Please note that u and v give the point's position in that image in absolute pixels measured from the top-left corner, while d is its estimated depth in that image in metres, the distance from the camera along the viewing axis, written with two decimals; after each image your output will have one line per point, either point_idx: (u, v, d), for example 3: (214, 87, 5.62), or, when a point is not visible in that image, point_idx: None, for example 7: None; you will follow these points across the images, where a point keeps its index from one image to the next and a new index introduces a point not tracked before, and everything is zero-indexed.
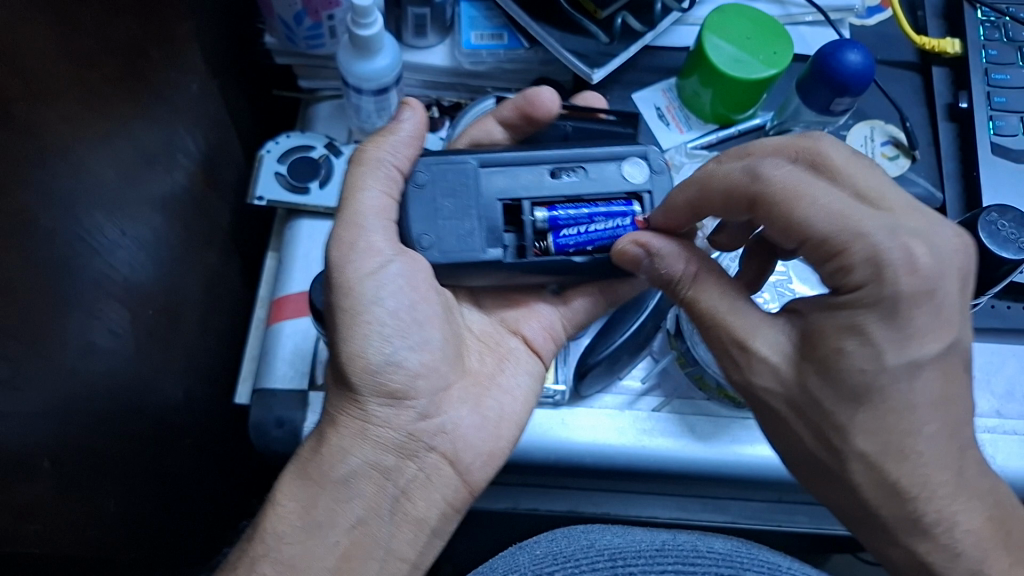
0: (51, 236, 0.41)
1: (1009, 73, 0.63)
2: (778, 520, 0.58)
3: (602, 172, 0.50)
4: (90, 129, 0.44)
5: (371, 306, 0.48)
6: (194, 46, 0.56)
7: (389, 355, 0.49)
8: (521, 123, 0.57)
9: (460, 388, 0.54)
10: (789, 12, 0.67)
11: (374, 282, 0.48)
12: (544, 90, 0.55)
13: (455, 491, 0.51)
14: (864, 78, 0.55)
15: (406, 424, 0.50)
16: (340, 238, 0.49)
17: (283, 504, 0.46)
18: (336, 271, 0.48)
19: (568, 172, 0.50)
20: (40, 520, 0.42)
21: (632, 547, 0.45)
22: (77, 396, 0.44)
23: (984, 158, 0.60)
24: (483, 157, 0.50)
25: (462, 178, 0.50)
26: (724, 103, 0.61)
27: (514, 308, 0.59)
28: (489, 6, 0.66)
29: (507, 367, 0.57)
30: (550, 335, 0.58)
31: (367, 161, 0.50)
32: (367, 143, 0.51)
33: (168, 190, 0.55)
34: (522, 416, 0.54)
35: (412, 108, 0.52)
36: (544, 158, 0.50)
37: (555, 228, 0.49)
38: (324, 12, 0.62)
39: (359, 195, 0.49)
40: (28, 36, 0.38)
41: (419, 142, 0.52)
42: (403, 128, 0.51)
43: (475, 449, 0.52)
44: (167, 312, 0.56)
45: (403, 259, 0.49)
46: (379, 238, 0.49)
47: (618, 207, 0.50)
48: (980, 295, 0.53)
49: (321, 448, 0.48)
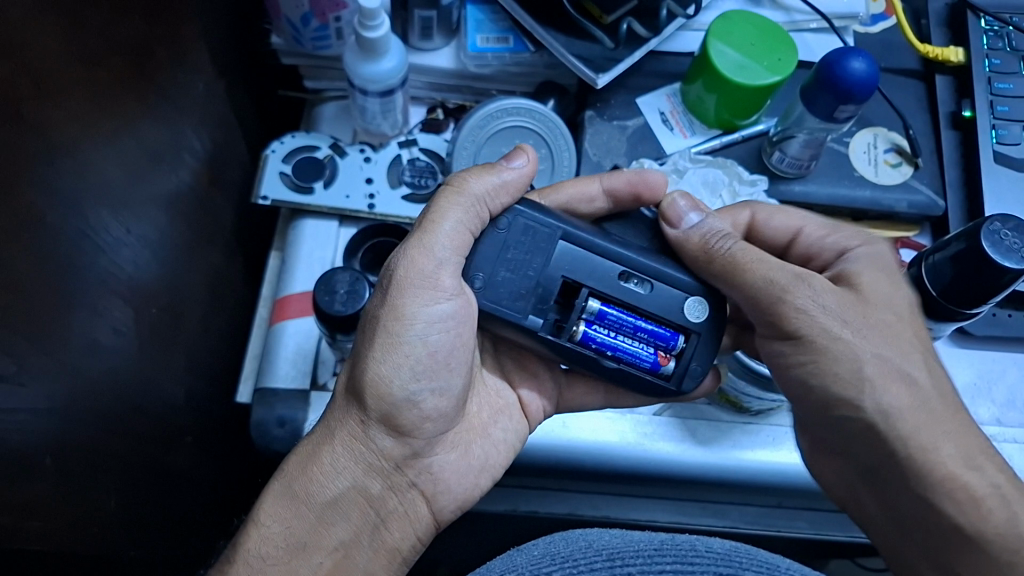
0: (56, 233, 0.41)
1: (1012, 82, 0.63)
2: (778, 525, 0.58)
3: (667, 295, 0.49)
4: (96, 128, 0.44)
5: (410, 338, 0.47)
6: (201, 47, 0.57)
7: (411, 393, 0.48)
8: (627, 201, 0.56)
9: (455, 433, 0.53)
10: (793, 19, 0.67)
11: (425, 317, 0.47)
12: (658, 175, 0.56)
13: (426, 527, 0.51)
14: (868, 86, 0.55)
15: (398, 457, 0.49)
16: (411, 257, 0.48)
17: (267, 525, 0.44)
18: (395, 290, 0.48)
19: (636, 281, 0.49)
20: (41, 517, 0.42)
21: (632, 547, 0.45)
22: (80, 394, 0.44)
23: (986, 167, 0.61)
24: (570, 230, 0.49)
25: (543, 241, 0.49)
26: (728, 108, 0.62)
27: (522, 372, 0.59)
28: (495, 9, 0.67)
29: (501, 420, 0.56)
30: (545, 404, 0.57)
31: (465, 194, 0.49)
32: (469, 172, 0.50)
33: (173, 189, 0.55)
34: (502, 469, 0.54)
35: (525, 157, 0.52)
36: (622, 256, 0.49)
37: (594, 319, 0.49)
38: (331, 14, 0.62)
39: (441, 221, 0.48)
40: (36, 34, 0.38)
41: (518, 191, 0.50)
42: (507, 173, 0.51)
43: (452, 494, 0.52)
44: (170, 312, 0.56)
45: (459, 302, 0.48)
46: (448, 272, 0.48)
47: (661, 333, 0.49)
48: (983, 305, 0.52)
49: (311, 465, 0.46)
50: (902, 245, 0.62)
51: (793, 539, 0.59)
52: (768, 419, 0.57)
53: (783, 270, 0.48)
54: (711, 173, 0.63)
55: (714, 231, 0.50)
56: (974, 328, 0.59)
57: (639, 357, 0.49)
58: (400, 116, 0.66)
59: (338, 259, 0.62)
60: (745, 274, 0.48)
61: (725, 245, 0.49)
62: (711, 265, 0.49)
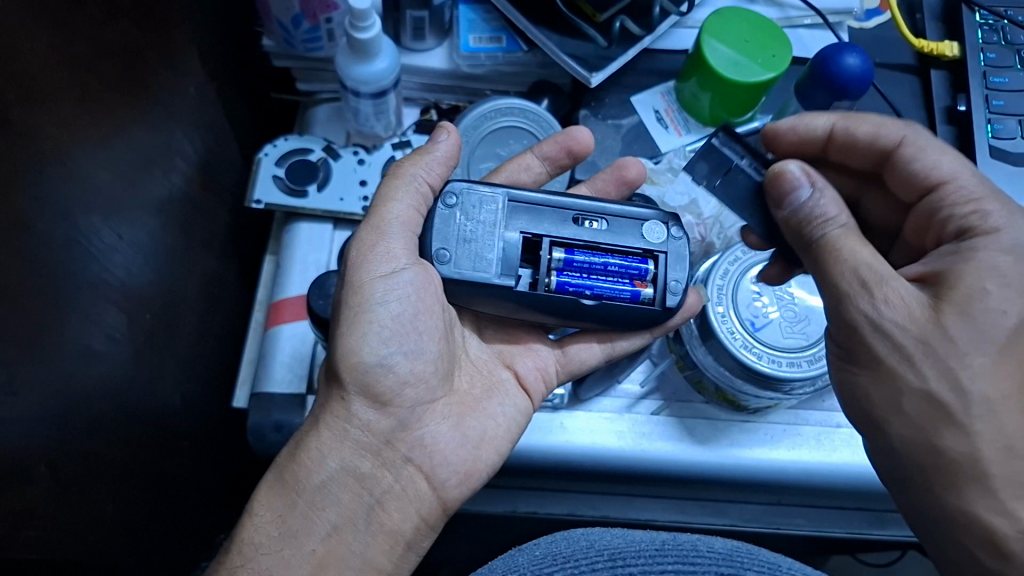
0: (48, 241, 0.41)
1: (1008, 76, 0.63)
2: (778, 523, 0.58)
3: (623, 228, 0.52)
4: (87, 133, 0.43)
5: (376, 307, 0.48)
6: (192, 50, 0.56)
7: (384, 357, 0.48)
8: (561, 160, 0.59)
9: (444, 404, 0.53)
10: (787, 15, 0.67)
11: (384, 284, 0.48)
12: (582, 131, 0.58)
13: (429, 506, 0.50)
14: (862, 82, 0.55)
15: (385, 430, 0.49)
16: (362, 238, 0.50)
17: (261, 514, 0.45)
18: (351, 270, 0.49)
19: (591, 221, 0.51)
20: (37, 525, 0.42)
21: (632, 547, 0.45)
22: (75, 401, 0.44)
23: (983, 162, 0.60)
24: (513, 193, 0.52)
25: (492, 207, 0.51)
26: (723, 106, 0.61)
27: (512, 343, 0.60)
28: (487, 8, 0.66)
29: (495, 396, 0.55)
30: (541, 375, 0.57)
31: (402, 175, 0.51)
32: (403, 159, 0.52)
33: (166, 193, 0.55)
34: (503, 444, 0.53)
35: (448, 130, 0.54)
36: (568, 204, 0.52)
37: (564, 266, 0.51)
38: (322, 15, 0.62)
39: (388, 204, 0.50)
40: (25, 40, 0.37)
41: (452, 163, 0.53)
42: (438, 149, 0.53)
43: (451, 467, 0.51)
44: (165, 317, 0.56)
45: (417, 268, 0.49)
46: (397, 245, 0.49)
47: (631, 262, 0.51)
48: None
49: (297, 453, 0.46)
50: None
51: (794, 537, 0.59)
52: (766, 417, 0.57)
53: (878, 263, 0.45)
54: None
55: (819, 214, 0.47)
56: None
57: (617, 290, 0.51)
58: (393, 117, 0.65)
59: (332, 262, 0.62)
60: (827, 266, 0.46)
61: (821, 231, 0.47)
62: (808, 247, 0.48)
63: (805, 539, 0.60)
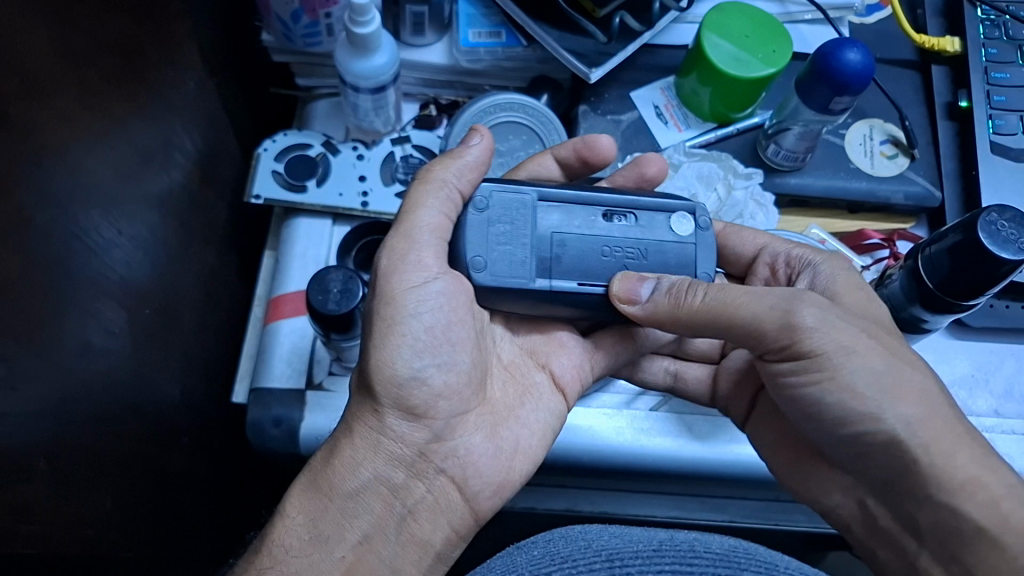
0: (49, 235, 0.41)
1: (1009, 71, 0.62)
2: (776, 519, 0.60)
3: (652, 221, 0.51)
4: (87, 129, 0.44)
5: (409, 319, 0.47)
6: (192, 44, 0.56)
7: (416, 370, 0.48)
8: (576, 163, 0.58)
9: (477, 415, 0.52)
10: (787, 10, 0.67)
11: (416, 296, 0.48)
12: (603, 136, 0.57)
13: (461, 518, 0.50)
14: (863, 77, 0.55)
15: (419, 442, 0.49)
16: (391, 246, 0.49)
17: (292, 516, 0.45)
18: (383, 279, 0.48)
19: (620, 217, 0.50)
20: (38, 520, 0.42)
21: (631, 547, 0.43)
22: (76, 396, 0.44)
23: (983, 158, 0.60)
24: (543, 191, 0.50)
25: (520, 209, 0.50)
26: (723, 101, 0.61)
27: (537, 336, 0.58)
28: (487, 4, 0.66)
29: (527, 403, 0.55)
30: (578, 373, 0.57)
31: (432, 180, 0.50)
32: (433, 163, 0.51)
33: (166, 189, 0.55)
34: (538, 452, 0.53)
35: (480, 134, 0.53)
36: (598, 201, 0.50)
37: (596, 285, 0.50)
38: (322, 10, 0.62)
39: (419, 211, 0.49)
40: (25, 36, 0.38)
41: (482, 168, 0.52)
42: (470, 153, 0.52)
43: (484, 477, 0.51)
44: (165, 312, 0.56)
45: (448, 278, 0.49)
46: (429, 254, 0.49)
47: (664, 257, 0.50)
48: (980, 297, 0.51)
49: (332, 459, 0.47)
50: (899, 238, 0.62)
51: (791, 532, 0.61)
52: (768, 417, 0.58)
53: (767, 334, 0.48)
54: (706, 167, 0.63)
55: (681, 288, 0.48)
56: (972, 320, 0.59)
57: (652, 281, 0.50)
58: (392, 112, 0.65)
59: (332, 258, 0.62)
60: (736, 306, 0.47)
61: (697, 292, 0.47)
62: (701, 311, 0.47)
63: (800, 537, 0.63)
